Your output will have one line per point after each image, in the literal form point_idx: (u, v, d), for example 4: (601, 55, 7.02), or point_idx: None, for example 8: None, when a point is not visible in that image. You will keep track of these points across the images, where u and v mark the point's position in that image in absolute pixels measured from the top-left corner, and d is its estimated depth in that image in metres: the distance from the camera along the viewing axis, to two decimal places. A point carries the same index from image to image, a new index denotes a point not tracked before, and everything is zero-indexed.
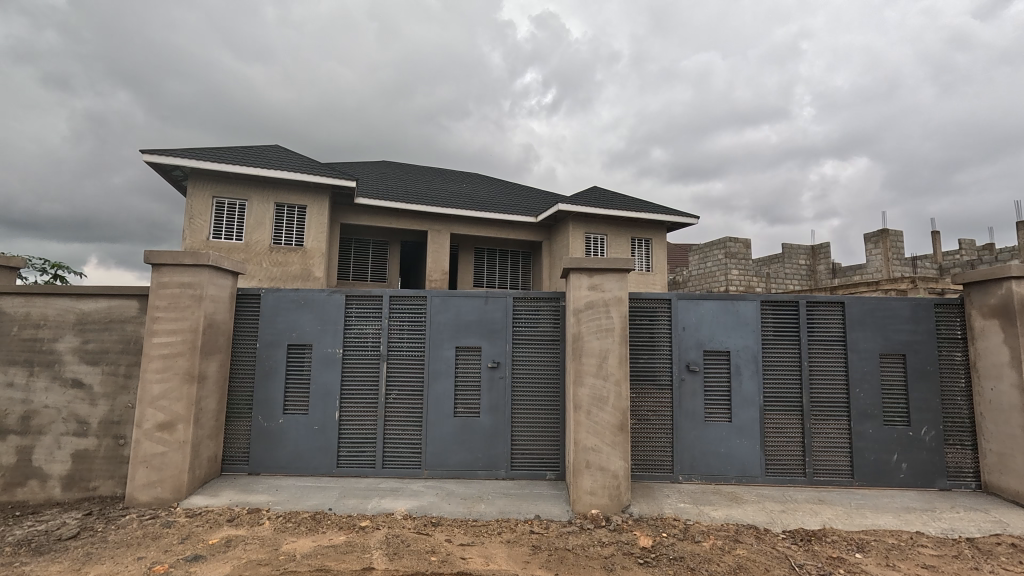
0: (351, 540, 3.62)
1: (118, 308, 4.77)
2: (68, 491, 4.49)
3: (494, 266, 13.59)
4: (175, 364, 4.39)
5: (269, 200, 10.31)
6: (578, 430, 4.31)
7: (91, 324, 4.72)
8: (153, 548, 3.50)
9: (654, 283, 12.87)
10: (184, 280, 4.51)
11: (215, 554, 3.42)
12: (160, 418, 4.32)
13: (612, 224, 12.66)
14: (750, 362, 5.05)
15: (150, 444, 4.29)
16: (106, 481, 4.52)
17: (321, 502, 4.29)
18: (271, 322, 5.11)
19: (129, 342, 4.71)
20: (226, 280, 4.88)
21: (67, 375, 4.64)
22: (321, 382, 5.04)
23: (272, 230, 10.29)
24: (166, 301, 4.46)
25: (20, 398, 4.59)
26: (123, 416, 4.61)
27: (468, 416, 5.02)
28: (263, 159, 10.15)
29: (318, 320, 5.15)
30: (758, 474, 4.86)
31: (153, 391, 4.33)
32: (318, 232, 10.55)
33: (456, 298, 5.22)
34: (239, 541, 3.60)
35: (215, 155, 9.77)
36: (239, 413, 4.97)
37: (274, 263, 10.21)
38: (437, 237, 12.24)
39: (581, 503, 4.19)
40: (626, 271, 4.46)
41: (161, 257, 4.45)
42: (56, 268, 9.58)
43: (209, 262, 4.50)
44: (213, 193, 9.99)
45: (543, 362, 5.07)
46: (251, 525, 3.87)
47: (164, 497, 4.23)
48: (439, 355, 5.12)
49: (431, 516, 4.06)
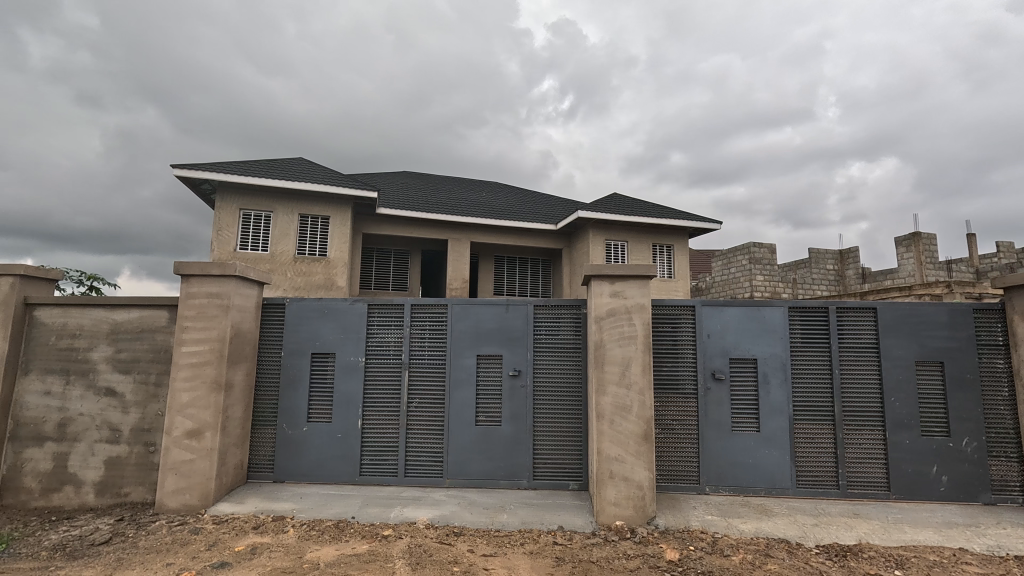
0: (374, 549, 3.62)
1: (148, 318, 4.89)
2: (101, 497, 4.61)
3: (515, 274, 13.57)
4: (203, 373, 4.48)
5: (294, 211, 10.52)
6: (601, 439, 4.24)
7: (124, 334, 4.86)
8: (182, 555, 3.56)
9: (676, 289, 12.71)
10: (211, 290, 4.61)
11: (241, 561, 3.45)
12: (188, 426, 4.41)
13: (633, 231, 12.53)
14: (777, 370, 4.91)
15: (179, 451, 4.39)
16: (137, 488, 4.62)
17: (344, 510, 4.31)
18: (294, 331, 5.18)
19: (159, 351, 4.83)
20: (251, 289, 4.97)
21: (99, 384, 4.78)
22: (343, 391, 5.08)
23: (296, 241, 10.49)
24: (194, 311, 4.56)
25: (57, 406, 4.74)
26: (153, 423, 4.72)
27: (490, 424, 5.00)
28: (288, 172, 10.37)
29: (340, 329, 5.21)
30: (789, 486, 4.72)
31: (182, 399, 4.44)
32: (341, 242, 10.69)
33: (475, 306, 5.21)
34: (264, 548, 3.64)
35: (242, 169, 10.04)
36: (264, 422, 5.04)
37: (298, 273, 10.40)
38: (458, 245, 12.29)
39: (605, 515, 4.12)
40: (649, 277, 4.39)
41: (191, 268, 4.57)
42: (91, 280, 9.92)
43: (236, 272, 4.59)
44: (241, 205, 10.24)
45: (565, 371, 5.02)
46: (276, 533, 3.90)
47: (192, 504, 4.31)
48: (460, 363, 5.12)
49: (454, 526, 4.04)
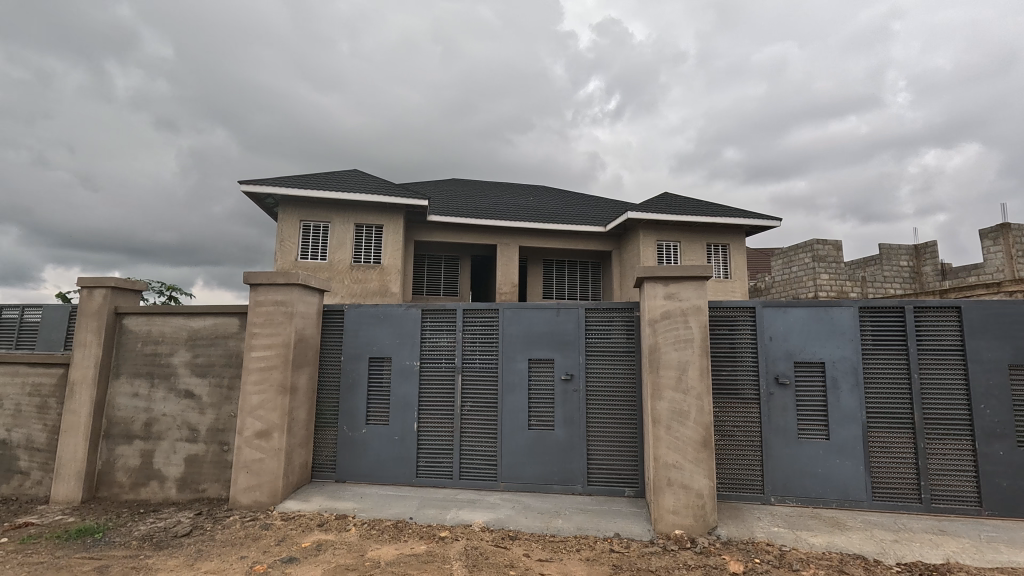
0: (432, 550, 3.69)
1: (222, 325, 5.23)
2: (182, 492, 4.96)
3: (564, 278, 13.51)
4: (271, 376, 4.73)
5: (350, 221, 10.96)
6: (658, 445, 4.14)
7: (200, 340, 5.21)
8: (254, 548, 3.77)
9: (733, 290, 12.23)
10: (277, 298, 4.87)
11: (308, 556, 3.61)
12: (258, 426, 4.67)
13: (686, 231, 12.17)
14: (848, 375, 4.62)
15: (250, 451, 4.65)
16: (214, 484, 4.94)
17: (402, 511, 4.43)
18: (353, 337, 5.38)
19: (231, 356, 5.15)
20: (313, 297, 5.21)
21: (179, 387, 5.15)
22: (400, 394, 5.22)
23: (353, 249, 10.91)
24: (262, 318, 4.84)
25: (143, 406, 5.15)
26: (226, 424, 5.03)
27: (543, 429, 4.99)
28: (344, 184, 10.82)
29: (396, 333, 5.36)
30: (864, 498, 4.42)
31: (252, 401, 4.71)
32: (394, 249, 11.01)
33: (527, 310, 5.22)
34: (328, 545, 3.79)
35: (302, 182, 10.57)
36: (326, 423, 5.26)
37: (355, 280, 10.80)
38: (507, 250, 12.37)
39: (663, 523, 4.01)
40: (705, 279, 4.26)
41: (259, 277, 4.85)
42: (170, 290, 10.74)
43: (299, 281, 4.83)
44: (301, 217, 10.78)
45: (619, 375, 4.94)
46: (339, 531, 4.06)
47: (263, 500, 4.56)
48: (512, 367, 5.14)
49: (509, 530, 4.05)
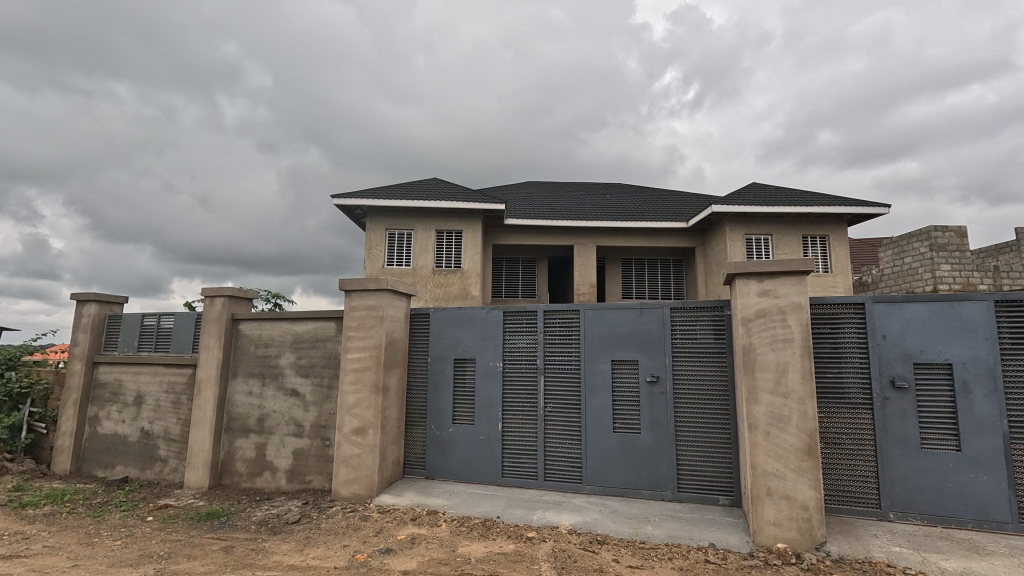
0: (520, 550, 3.72)
1: (321, 328, 5.64)
2: (291, 483, 5.41)
3: (644, 277, 13.12)
4: (365, 377, 5.02)
5: (431, 228, 11.39)
6: (755, 452, 3.89)
7: (303, 343, 5.66)
8: (355, 538, 4.02)
9: (835, 285, 11.23)
10: (369, 303, 5.17)
11: (404, 549, 3.79)
12: (355, 424, 4.98)
13: (778, 223, 11.36)
14: (982, 378, 4.06)
15: (349, 446, 4.97)
16: (318, 476, 5.34)
17: (490, 509, 4.52)
18: (439, 339, 5.58)
19: (330, 357, 5.54)
20: (401, 301, 5.47)
21: (286, 386, 5.62)
22: (484, 395, 5.34)
23: (434, 255, 11.33)
24: (357, 322, 5.16)
25: (257, 403, 5.68)
26: (327, 420, 5.42)
27: (629, 432, 4.87)
28: (425, 192, 11.27)
29: (479, 335, 5.49)
30: (1007, 520, 3.86)
31: (350, 400, 5.04)
32: (473, 253, 11.28)
33: (609, 311, 5.13)
34: (422, 539, 3.95)
35: (387, 193, 11.16)
36: (416, 422, 5.50)
37: (437, 284, 11.21)
38: (584, 250, 12.24)
39: (763, 535, 3.76)
40: (805, 273, 3.94)
41: (353, 284, 5.18)
42: (275, 298, 11.78)
43: (388, 286, 5.10)
44: (387, 226, 11.38)
45: (709, 377, 4.70)
46: (431, 526, 4.22)
47: (361, 493, 4.85)
48: (595, 368, 5.07)
49: (597, 534, 4.00)
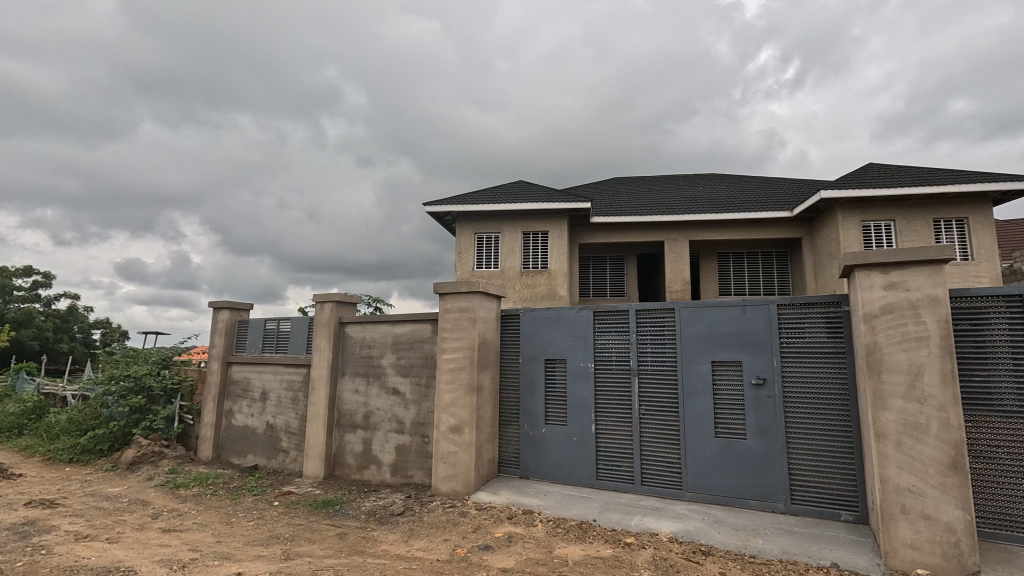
0: (619, 556, 3.63)
1: (418, 330, 5.93)
2: (395, 476, 5.74)
3: (743, 272, 12.29)
4: (460, 377, 5.19)
5: (518, 230, 11.54)
6: (885, 464, 3.47)
7: (402, 344, 5.98)
8: (455, 532, 4.17)
9: (978, 274, 9.75)
10: (462, 305, 5.34)
11: (501, 546, 3.86)
12: (452, 422, 5.17)
13: (902, 206, 10.10)
14: None
15: (446, 443, 5.17)
16: (418, 471, 5.62)
17: (585, 512, 4.47)
18: (530, 339, 5.63)
19: (427, 358, 5.80)
20: (492, 303, 5.59)
21: (388, 385, 5.97)
22: (576, 396, 5.29)
23: (521, 256, 11.46)
24: (451, 323, 5.35)
25: (363, 401, 6.10)
26: (426, 418, 5.68)
27: (733, 437, 4.58)
28: (510, 195, 11.45)
29: (569, 336, 5.45)
30: None
31: (446, 399, 5.24)
32: (560, 253, 11.26)
33: (707, 308, 4.86)
34: (519, 538, 4.00)
35: (474, 199, 11.48)
36: (509, 422, 5.59)
37: (525, 285, 11.33)
38: (675, 246, 11.73)
39: (897, 558, 3.35)
40: (943, 262, 3.44)
41: (446, 287, 5.38)
42: (375, 302, 12.59)
43: (479, 288, 5.23)
44: (475, 230, 11.70)
45: (825, 379, 4.29)
46: (527, 525, 4.26)
47: (459, 490, 5.02)
48: (693, 370, 4.83)
49: (700, 544, 3.79)
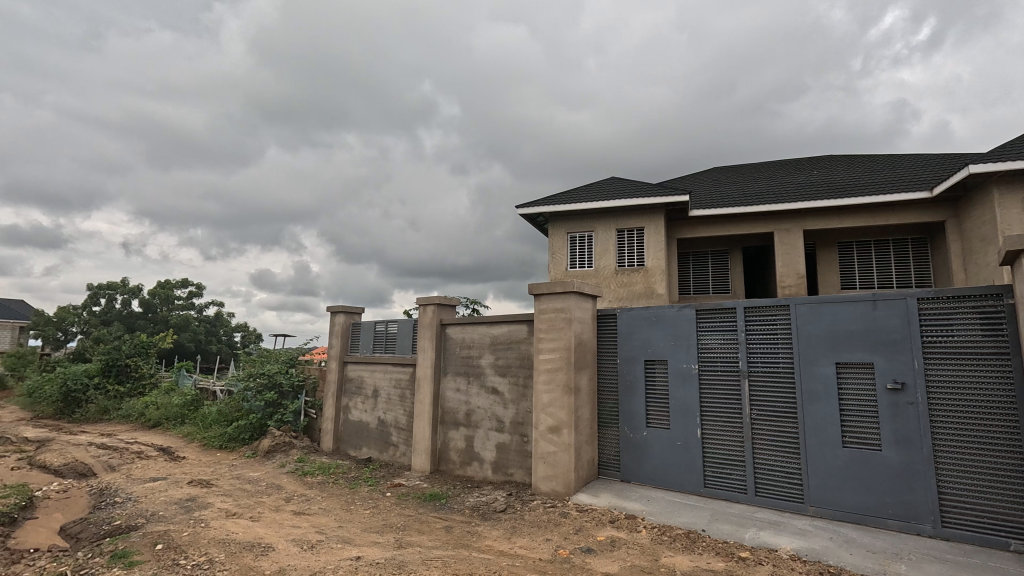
0: (732, 570, 3.40)
1: (514, 331, 6.02)
2: (496, 473, 5.88)
3: (871, 262, 10.96)
4: (557, 377, 5.19)
5: (611, 227, 11.30)
6: None
7: (500, 344, 6.12)
8: (557, 533, 4.16)
9: None
10: (557, 305, 5.33)
11: (604, 550, 3.79)
12: (550, 422, 5.18)
13: None
14: None
15: (546, 444, 5.20)
16: (519, 470, 5.71)
17: (693, 521, 4.24)
18: (628, 340, 5.47)
19: (524, 358, 5.88)
20: (587, 302, 5.52)
21: (487, 384, 6.14)
22: (680, 399, 5.05)
23: (616, 254, 11.21)
24: (547, 324, 5.37)
25: (464, 399, 6.33)
26: (525, 418, 5.75)
27: (864, 448, 4.09)
28: (603, 193, 11.25)
29: (671, 336, 5.22)
30: None
31: (544, 399, 5.26)
32: (657, 250, 10.83)
33: (828, 304, 4.40)
34: (622, 543, 3.90)
35: (566, 198, 11.44)
36: (608, 424, 5.48)
37: (620, 284, 11.06)
38: (787, 237, 10.77)
39: None
40: None
41: (541, 288, 5.41)
42: (473, 304, 13.02)
43: (574, 288, 5.19)
44: (568, 230, 11.65)
45: (983, 385, 3.68)
46: (631, 531, 4.14)
47: (559, 490, 5.02)
48: (814, 372, 4.40)
49: (828, 565, 3.43)
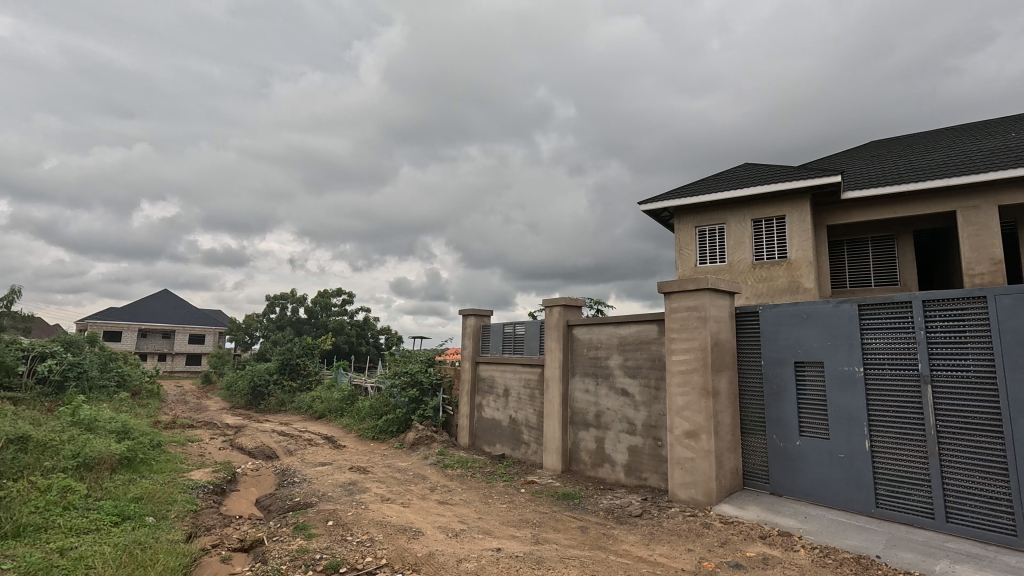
0: None
1: (644, 331, 5.84)
2: (629, 477, 5.75)
3: None
4: (692, 379, 4.92)
5: (746, 218, 10.42)
6: None
7: (628, 345, 5.97)
8: (699, 544, 3.94)
9: None
10: (690, 303, 5.06)
11: (756, 568, 3.49)
12: (687, 427, 4.92)
13: None
14: None
15: (682, 449, 4.95)
16: (654, 474, 5.52)
17: (864, 545, 3.73)
18: (774, 339, 5.00)
19: (655, 359, 5.67)
20: (724, 300, 5.15)
21: (617, 385, 6.02)
22: (841, 406, 4.48)
23: (752, 246, 10.31)
24: (679, 323, 5.12)
25: (593, 400, 6.29)
26: (658, 421, 5.54)
27: None
28: (735, 181, 10.43)
29: (827, 335, 4.66)
30: None
31: (679, 402, 5.02)
32: (802, 239, 9.75)
33: None
34: (777, 562, 3.57)
35: (693, 190, 10.81)
36: (753, 431, 5.05)
37: (758, 279, 10.15)
38: (975, 215, 8.99)
39: None
40: None
41: (671, 285, 5.17)
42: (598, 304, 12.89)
43: (709, 284, 4.88)
44: (696, 224, 10.99)
45: None
46: (786, 549, 3.77)
47: (699, 499, 4.75)
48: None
49: None
